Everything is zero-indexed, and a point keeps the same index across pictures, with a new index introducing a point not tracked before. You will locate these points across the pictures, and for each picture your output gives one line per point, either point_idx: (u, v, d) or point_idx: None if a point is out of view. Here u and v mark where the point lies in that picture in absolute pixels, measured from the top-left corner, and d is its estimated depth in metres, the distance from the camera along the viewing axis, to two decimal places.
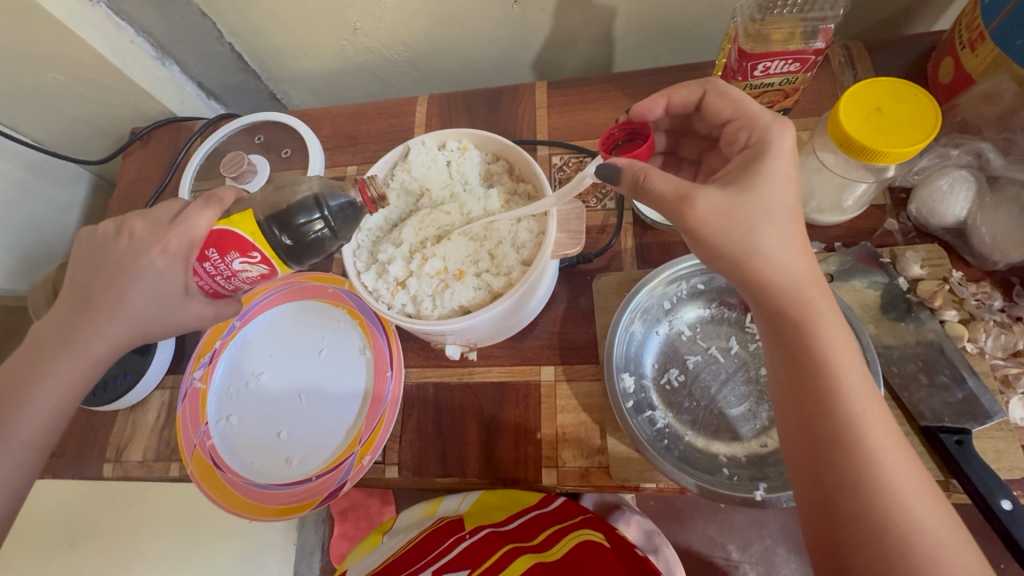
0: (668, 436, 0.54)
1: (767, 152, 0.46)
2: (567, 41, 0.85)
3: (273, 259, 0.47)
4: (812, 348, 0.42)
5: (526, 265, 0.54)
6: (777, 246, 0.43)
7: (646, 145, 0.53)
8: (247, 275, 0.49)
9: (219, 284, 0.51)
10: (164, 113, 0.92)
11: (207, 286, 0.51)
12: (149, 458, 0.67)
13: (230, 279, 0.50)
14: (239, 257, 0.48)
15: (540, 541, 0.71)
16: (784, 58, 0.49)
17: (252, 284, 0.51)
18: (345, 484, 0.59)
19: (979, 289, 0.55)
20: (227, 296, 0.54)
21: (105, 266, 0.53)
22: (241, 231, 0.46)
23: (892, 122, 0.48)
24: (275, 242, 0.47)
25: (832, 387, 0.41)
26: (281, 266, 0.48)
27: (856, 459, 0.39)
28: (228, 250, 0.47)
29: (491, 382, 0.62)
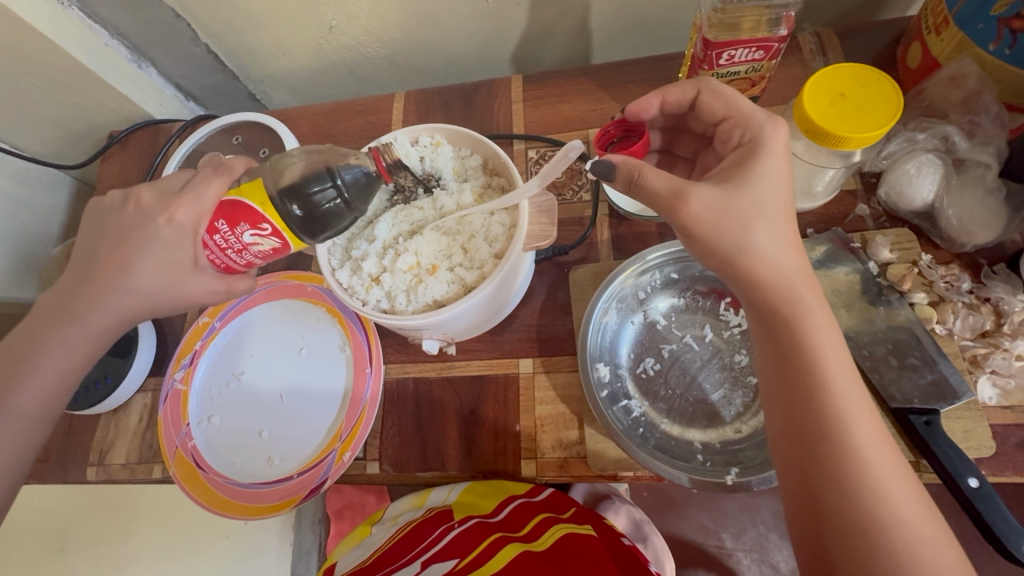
0: (644, 425, 0.55)
1: (761, 150, 0.45)
2: (543, 35, 0.85)
3: (284, 231, 0.46)
4: (801, 346, 0.42)
5: (499, 258, 0.54)
6: (770, 243, 0.43)
7: (641, 142, 0.57)
8: (259, 249, 0.48)
9: (230, 260, 0.49)
10: (142, 116, 0.91)
11: (218, 262, 0.50)
12: (132, 461, 0.67)
13: (241, 253, 0.49)
14: (249, 229, 0.47)
15: (528, 531, 0.70)
16: (748, 46, 0.49)
17: (264, 258, 0.50)
18: (326, 481, 0.60)
19: (948, 270, 0.56)
20: (241, 273, 0.53)
21: (110, 236, 0.53)
22: (252, 202, 0.45)
23: (856, 106, 0.48)
24: (284, 212, 0.46)
25: (822, 385, 0.41)
26: (293, 239, 0.47)
27: (842, 456, 0.40)
28: (238, 221, 0.46)
29: (469, 375, 0.63)
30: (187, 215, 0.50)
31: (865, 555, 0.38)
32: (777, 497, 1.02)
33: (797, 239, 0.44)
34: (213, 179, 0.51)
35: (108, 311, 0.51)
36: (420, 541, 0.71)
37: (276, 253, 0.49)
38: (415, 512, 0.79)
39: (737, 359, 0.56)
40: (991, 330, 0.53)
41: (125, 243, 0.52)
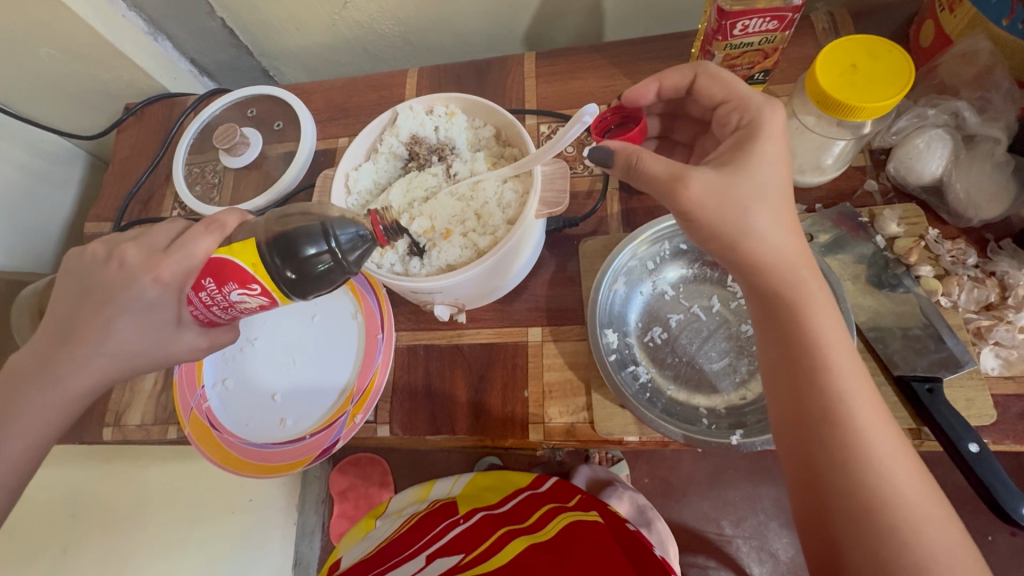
0: (651, 390, 0.56)
1: (759, 133, 0.45)
2: (557, 13, 0.85)
3: (273, 294, 0.44)
4: (803, 329, 0.42)
5: (512, 224, 0.55)
6: (770, 227, 0.43)
7: (638, 128, 0.56)
8: (247, 305, 0.46)
9: (215, 314, 0.48)
10: (158, 89, 0.92)
11: (201, 316, 0.49)
12: (147, 422, 0.69)
13: (227, 309, 0.47)
14: (237, 288, 0.44)
15: (532, 523, 0.71)
16: (763, 16, 0.50)
17: (250, 313, 0.48)
18: (338, 441, 0.61)
19: (955, 245, 0.56)
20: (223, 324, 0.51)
21: (93, 293, 0.49)
22: (242, 262, 0.42)
23: (867, 78, 0.49)
24: (276, 276, 0.43)
25: (823, 367, 0.41)
26: (283, 297, 0.45)
27: (844, 436, 0.40)
28: (226, 282, 0.44)
29: (479, 343, 0.64)
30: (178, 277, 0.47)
31: (869, 533, 0.37)
32: (777, 485, 1.03)
33: (795, 222, 0.45)
34: (203, 234, 0.47)
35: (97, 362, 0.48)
36: (427, 532, 0.72)
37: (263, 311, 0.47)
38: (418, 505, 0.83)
39: (743, 328, 0.57)
40: (994, 303, 0.54)
41: (108, 302, 0.49)
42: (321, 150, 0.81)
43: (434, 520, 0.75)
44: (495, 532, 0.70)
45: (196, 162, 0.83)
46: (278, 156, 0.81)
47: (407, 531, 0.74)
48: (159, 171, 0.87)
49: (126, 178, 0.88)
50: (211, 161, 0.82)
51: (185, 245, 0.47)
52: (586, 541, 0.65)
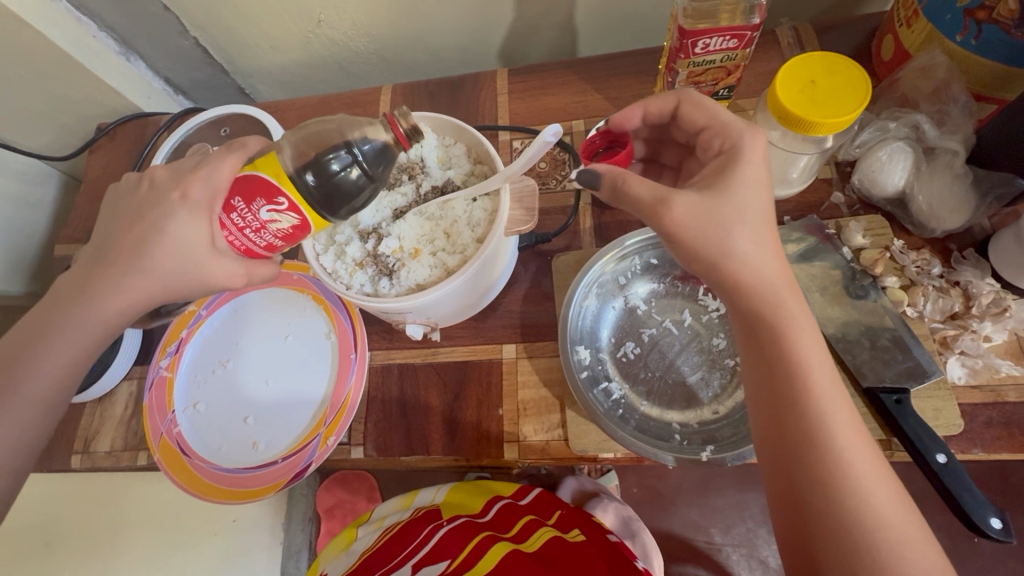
0: (623, 407, 0.56)
1: (739, 159, 0.45)
2: (530, 30, 0.86)
3: (299, 207, 0.41)
4: (786, 352, 0.42)
5: (481, 243, 0.55)
6: (753, 248, 0.43)
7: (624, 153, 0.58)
8: (279, 227, 0.42)
9: (251, 241, 0.43)
10: (131, 109, 0.91)
11: (239, 244, 0.44)
12: (117, 448, 0.67)
13: (260, 233, 0.43)
14: (265, 205, 0.41)
15: (515, 534, 0.71)
16: (723, 34, 0.50)
17: (287, 241, 0.44)
18: (311, 465, 0.60)
19: (919, 256, 0.57)
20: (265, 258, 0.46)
21: (128, 214, 0.47)
22: (265, 173, 0.40)
23: (826, 93, 0.50)
24: (299, 186, 0.40)
25: (806, 390, 0.41)
26: (313, 215, 0.41)
27: (825, 457, 0.40)
28: (253, 197, 0.41)
29: (453, 361, 0.63)
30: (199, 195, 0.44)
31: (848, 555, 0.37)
32: None
33: (777, 242, 0.45)
34: (230, 152, 0.45)
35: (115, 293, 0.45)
36: (410, 541, 0.70)
37: (294, 237, 0.44)
38: (400, 513, 0.79)
39: (715, 342, 0.57)
40: (960, 313, 0.55)
41: (129, 227, 0.46)
42: None
43: (416, 528, 0.72)
44: (475, 539, 0.69)
45: None
46: None
47: (387, 542, 0.70)
48: None
49: (98, 198, 0.87)
50: None
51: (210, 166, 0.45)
52: (569, 554, 0.64)
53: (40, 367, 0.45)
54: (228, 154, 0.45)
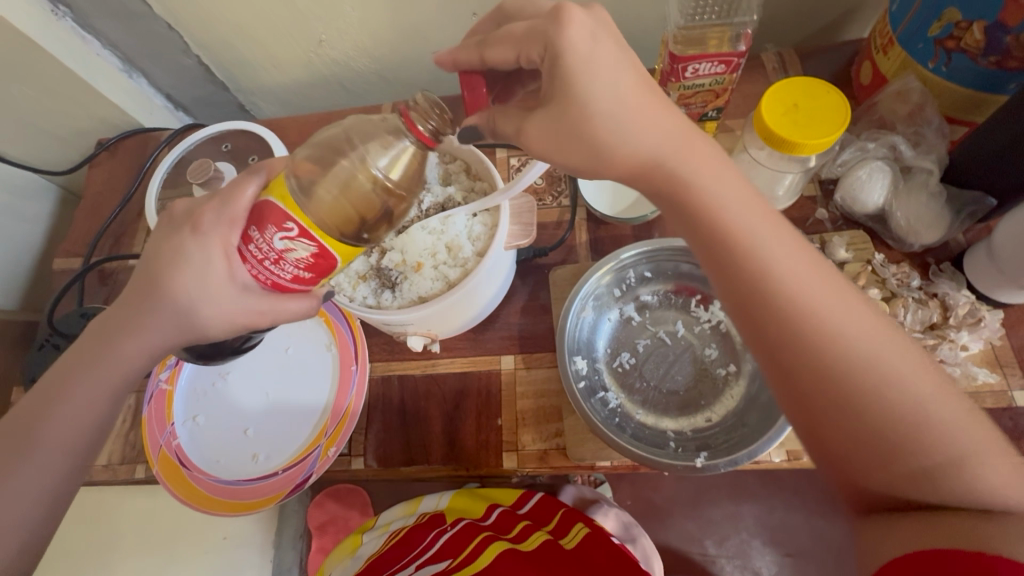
0: (620, 416, 0.57)
1: (563, 51, 0.37)
2: None
3: (311, 232, 0.39)
4: (756, 273, 0.37)
5: (481, 256, 0.56)
6: (633, 126, 0.38)
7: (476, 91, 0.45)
8: (296, 257, 0.41)
9: (273, 273, 0.42)
10: (132, 124, 0.92)
11: (263, 278, 0.42)
12: (114, 462, 0.67)
13: (280, 264, 0.42)
14: (277, 232, 0.40)
15: (516, 534, 0.70)
16: (712, 60, 0.53)
17: (312, 272, 0.42)
18: (311, 476, 0.61)
19: (899, 269, 0.60)
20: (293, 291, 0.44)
21: (153, 256, 0.46)
22: (276, 201, 0.40)
23: (808, 115, 0.53)
24: (307, 210, 0.39)
25: (789, 312, 0.36)
26: (328, 239, 0.40)
27: (833, 382, 0.35)
28: (265, 224, 0.40)
29: (453, 372, 0.65)
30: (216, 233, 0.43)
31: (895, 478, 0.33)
32: (757, 502, 1.04)
33: (701, 149, 0.39)
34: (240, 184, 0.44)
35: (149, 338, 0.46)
36: (414, 547, 0.70)
37: (316, 267, 0.42)
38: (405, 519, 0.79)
39: (707, 353, 0.59)
40: (938, 323, 0.58)
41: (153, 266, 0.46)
42: None
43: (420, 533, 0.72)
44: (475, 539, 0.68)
45: (169, 195, 0.83)
46: None
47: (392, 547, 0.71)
48: (132, 204, 0.86)
49: (98, 213, 0.87)
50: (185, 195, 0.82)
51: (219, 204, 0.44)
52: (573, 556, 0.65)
53: (58, 421, 0.45)
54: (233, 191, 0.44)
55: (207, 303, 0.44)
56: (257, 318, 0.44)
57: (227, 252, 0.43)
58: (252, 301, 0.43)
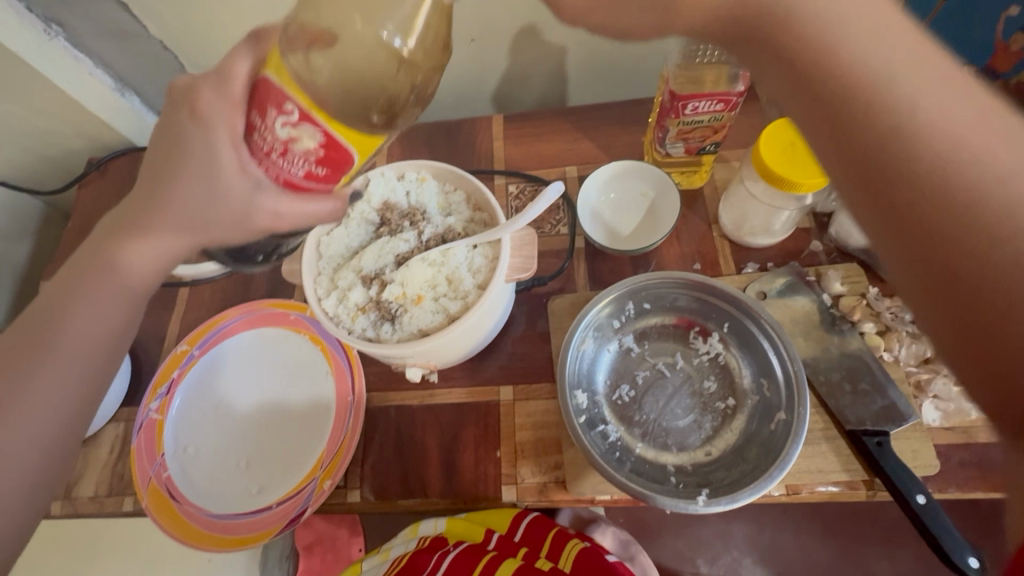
0: (620, 449, 0.57)
1: None
2: (522, 78, 0.90)
3: (306, 112, 0.32)
4: (863, 99, 0.30)
5: (482, 289, 0.56)
6: None
7: None
8: (303, 149, 0.34)
9: (280, 170, 0.35)
10: (125, 143, 0.91)
11: (270, 172, 0.36)
12: (101, 493, 0.65)
13: (285, 157, 0.35)
14: (279, 117, 0.33)
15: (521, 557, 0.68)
16: (710, 99, 0.54)
17: (328, 170, 0.35)
18: (306, 510, 0.59)
19: (893, 302, 0.60)
20: (309, 194, 0.37)
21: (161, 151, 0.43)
22: (274, 78, 0.33)
23: (805, 155, 0.53)
24: (301, 83, 0.32)
25: (895, 143, 0.29)
26: (334, 123, 0.32)
27: (931, 207, 0.28)
28: (266, 108, 0.34)
29: (451, 403, 0.64)
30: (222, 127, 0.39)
31: None
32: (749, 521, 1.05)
33: None
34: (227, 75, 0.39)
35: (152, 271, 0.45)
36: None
37: (328, 161, 0.34)
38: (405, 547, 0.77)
39: (707, 385, 0.59)
40: (932, 358, 0.58)
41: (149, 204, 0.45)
42: None
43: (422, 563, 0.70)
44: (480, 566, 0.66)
45: None
46: None
47: None
48: None
49: (87, 232, 0.86)
50: None
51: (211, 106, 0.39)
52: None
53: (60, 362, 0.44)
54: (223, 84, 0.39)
55: (217, 187, 0.41)
56: (277, 221, 0.39)
57: (234, 140, 0.38)
58: (261, 198, 0.38)
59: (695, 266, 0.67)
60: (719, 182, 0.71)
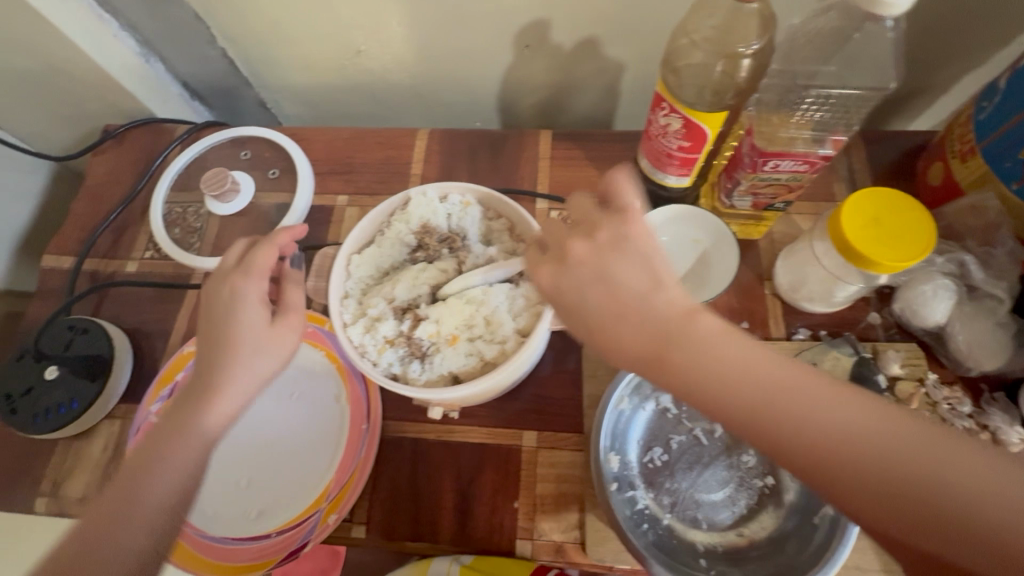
0: (648, 519, 0.53)
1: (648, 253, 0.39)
2: (571, 90, 0.86)
3: (676, 105, 0.49)
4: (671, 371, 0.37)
5: (522, 336, 0.52)
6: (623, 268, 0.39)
7: (686, 128, 0.50)
8: (781, 165, 0.50)
9: (780, 165, 0.50)
10: (144, 113, 0.86)
11: (789, 166, 0.50)
12: (89, 496, 0.62)
13: (762, 163, 0.51)
14: (668, 114, 0.50)
15: None
16: (794, 159, 0.49)
17: (766, 171, 0.51)
18: (307, 544, 0.56)
19: (952, 392, 0.57)
20: (810, 169, 0.50)
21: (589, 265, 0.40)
22: (657, 89, 0.50)
23: (892, 233, 0.49)
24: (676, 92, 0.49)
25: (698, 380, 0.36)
26: (701, 116, 0.49)
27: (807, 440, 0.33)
28: (655, 109, 0.52)
29: (470, 442, 0.60)
30: (609, 261, 0.39)
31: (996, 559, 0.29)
32: None
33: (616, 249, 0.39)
34: (596, 228, 0.41)
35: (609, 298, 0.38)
36: None
37: (810, 162, 0.49)
38: None
39: (745, 459, 0.55)
40: None
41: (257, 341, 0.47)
42: (317, 208, 0.76)
43: None
44: None
45: (179, 200, 0.77)
46: (270, 207, 0.76)
47: None
48: (136, 204, 0.79)
49: (97, 207, 0.81)
50: (195, 203, 0.77)
51: (619, 249, 0.39)
52: None
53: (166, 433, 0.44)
54: (608, 223, 0.41)
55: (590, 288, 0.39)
56: (798, 188, 0.54)
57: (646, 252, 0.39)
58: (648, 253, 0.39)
59: (742, 324, 0.63)
60: (778, 237, 0.66)
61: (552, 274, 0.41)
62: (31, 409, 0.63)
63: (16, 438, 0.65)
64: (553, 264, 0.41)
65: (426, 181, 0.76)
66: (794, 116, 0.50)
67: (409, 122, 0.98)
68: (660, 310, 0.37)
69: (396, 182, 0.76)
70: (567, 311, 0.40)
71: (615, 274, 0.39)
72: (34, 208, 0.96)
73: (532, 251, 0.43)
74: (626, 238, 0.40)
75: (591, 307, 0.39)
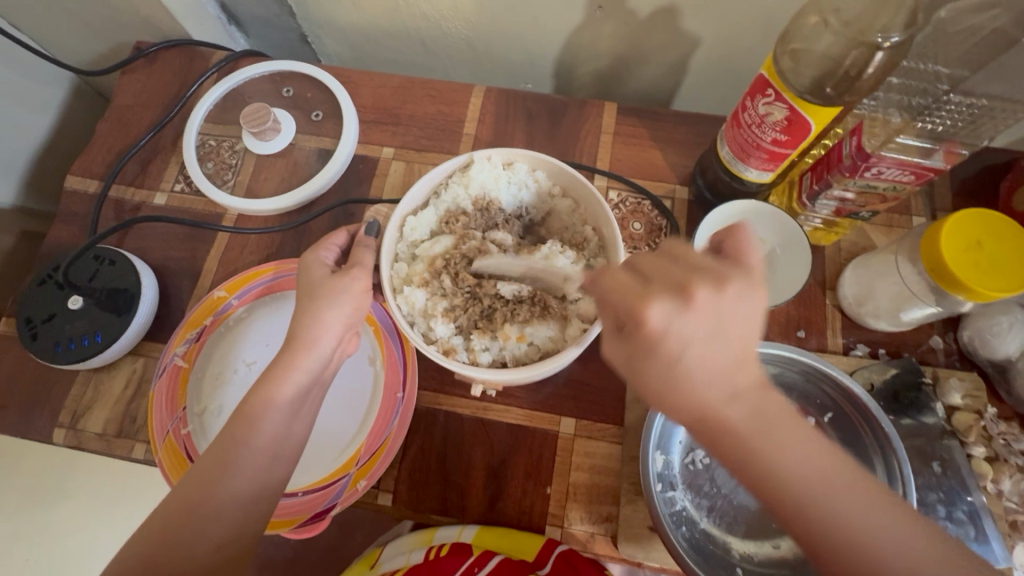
0: (685, 522, 0.52)
1: (732, 303, 0.32)
2: (637, 61, 0.79)
3: (784, 93, 0.45)
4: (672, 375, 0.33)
5: (584, 325, 0.50)
6: (705, 329, 0.31)
7: (790, 119, 0.46)
8: (885, 173, 0.47)
9: (884, 173, 0.47)
10: (179, 34, 0.79)
11: (894, 176, 0.47)
12: (109, 433, 0.60)
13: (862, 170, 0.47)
14: (769, 100, 0.46)
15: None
16: (903, 168, 0.46)
17: (867, 178, 0.48)
18: (333, 507, 0.54)
19: (1008, 428, 0.55)
20: (915, 182, 0.47)
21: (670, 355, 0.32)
22: (764, 70, 0.46)
23: (991, 260, 0.46)
24: (784, 78, 0.45)
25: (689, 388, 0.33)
26: (809, 108, 0.44)
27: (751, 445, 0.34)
28: (753, 94, 0.48)
29: (506, 423, 0.58)
30: (728, 319, 0.32)
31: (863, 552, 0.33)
32: None
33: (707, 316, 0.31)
34: (723, 278, 0.32)
35: (712, 367, 0.33)
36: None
37: (920, 173, 0.46)
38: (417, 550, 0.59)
39: None
40: None
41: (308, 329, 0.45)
42: (359, 158, 0.71)
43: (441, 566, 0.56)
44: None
45: (213, 134, 0.72)
46: (310, 152, 0.71)
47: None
48: (166, 132, 0.74)
49: (124, 130, 0.75)
50: (231, 138, 0.72)
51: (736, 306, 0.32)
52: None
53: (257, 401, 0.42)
54: (739, 278, 0.33)
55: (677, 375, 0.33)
56: (890, 196, 0.51)
57: (717, 322, 0.32)
58: (735, 324, 0.32)
59: (798, 333, 0.60)
60: (845, 246, 0.63)
61: (666, 317, 0.31)
62: (52, 337, 0.61)
63: (34, 364, 0.63)
64: (671, 304, 0.31)
65: (477, 143, 0.71)
66: (916, 123, 0.45)
67: (453, 74, 0.92)
68: (748, 400, 0.34)
69: (445, 139, 0.71)
70: (661, 364, 0.33)
71: (725, 336, 0.32)
72: (52, 120, 0.90)
73: (629, 281, 0.33)
74: (749, 301, 0.32)
75: (692, 375, 0.33)
